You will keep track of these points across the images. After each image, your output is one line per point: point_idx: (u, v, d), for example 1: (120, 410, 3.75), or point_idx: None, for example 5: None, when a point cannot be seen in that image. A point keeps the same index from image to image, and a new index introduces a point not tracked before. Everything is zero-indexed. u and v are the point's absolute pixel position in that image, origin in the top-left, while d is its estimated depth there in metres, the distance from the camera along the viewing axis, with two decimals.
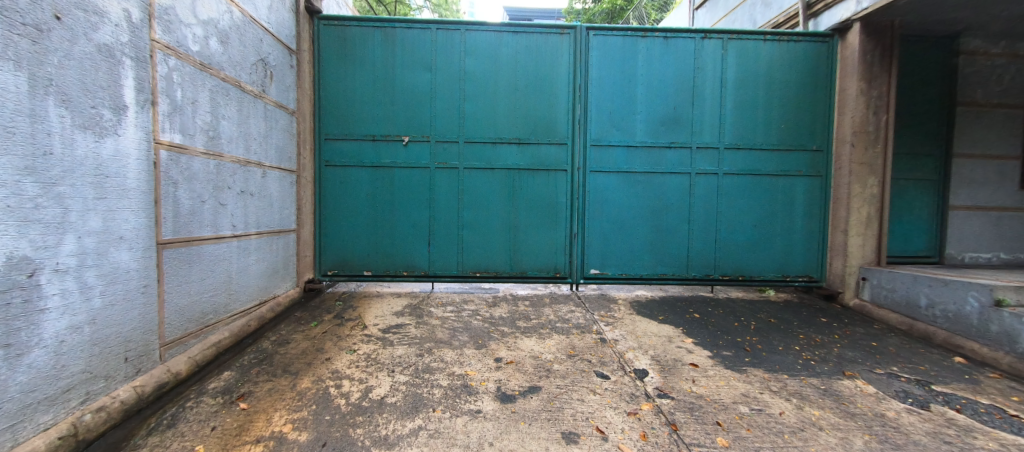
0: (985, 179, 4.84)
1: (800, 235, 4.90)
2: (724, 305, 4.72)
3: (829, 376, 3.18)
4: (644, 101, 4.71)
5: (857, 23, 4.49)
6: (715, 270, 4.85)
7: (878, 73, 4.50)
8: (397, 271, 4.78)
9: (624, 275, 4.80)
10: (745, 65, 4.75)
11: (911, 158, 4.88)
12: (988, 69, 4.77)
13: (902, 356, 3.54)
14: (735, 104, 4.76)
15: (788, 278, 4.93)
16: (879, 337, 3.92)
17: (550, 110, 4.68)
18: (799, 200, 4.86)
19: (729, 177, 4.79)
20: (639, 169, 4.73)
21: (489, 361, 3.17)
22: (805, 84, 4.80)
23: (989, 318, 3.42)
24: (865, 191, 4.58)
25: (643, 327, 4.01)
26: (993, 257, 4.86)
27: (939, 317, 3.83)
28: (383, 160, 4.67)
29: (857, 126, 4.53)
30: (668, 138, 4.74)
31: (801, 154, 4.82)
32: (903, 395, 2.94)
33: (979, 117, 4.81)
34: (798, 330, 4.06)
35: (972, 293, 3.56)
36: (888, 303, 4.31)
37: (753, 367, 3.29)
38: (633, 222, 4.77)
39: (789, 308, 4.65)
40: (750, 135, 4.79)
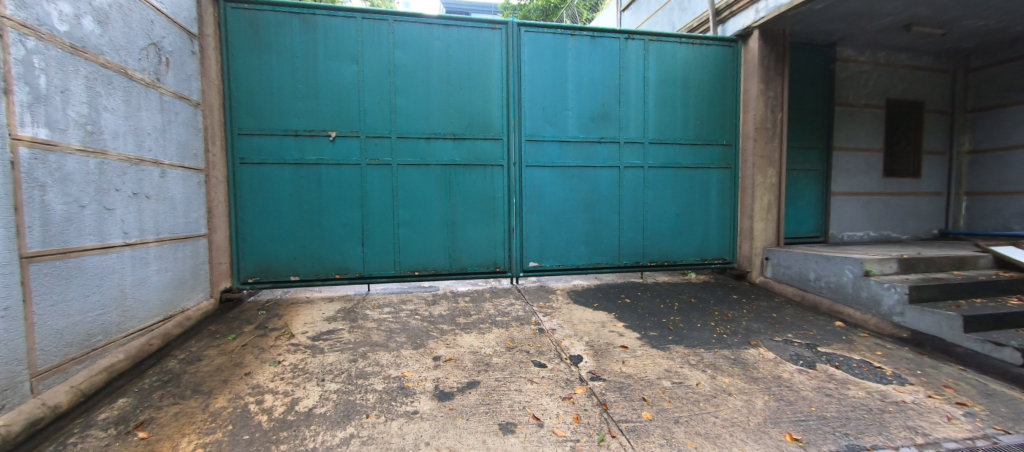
0: (857, 168, 5.69)
1: (715, 222, 5.38)
2: (651, 289, 5.08)
3: (738, 346, 3.56)
4: (575, 97, 4.88)
5: (756, 30, 5.03)
6: (644, 257, 5.19)
7: (773, 75, 5.09)
8: (328, 274, 4.53)
9: (561, 266, 4.97)
10: (664, 66, 5.10)
11: (803, 150, 5.56)
12: (857, 74, 5.59)
13: (796, 324, 4.06)
14: (657, 102, 5.11)
15: (706, 261, 5.40)
16: (778, 308, 4.47)
17: (484, 105, 4.67)
18: (713, 190, 5.34)
19: (654, 169, 5.14)
20: (573, 163, 4.91)
21: (427, 360, 3.13)
22: (716, 84, 5.26)
23: (860, 286, 4.07)
24: (765, 180, 5.16)
25: (579, 314, 4.19)
26: (865, 235, 5.74)
27: (823, 287, 4.46)
28: (307, 156, 4.37)
29: (758, 123, 5.08)
30: (598, 133, 4.96)
31: (714, 148, 5.30)
32: (796, 357, 3.37)
33: (852, 116, 5.64)
34: (714, 307, 4.49)
35: (847, 266, 4.19)
36: (785, 278, 4.93)
37: (675, 344, 3.59)
38: (568, 214, 4.94)
39: (706, 288, 5.12)
40: (670, 131, 5.16)
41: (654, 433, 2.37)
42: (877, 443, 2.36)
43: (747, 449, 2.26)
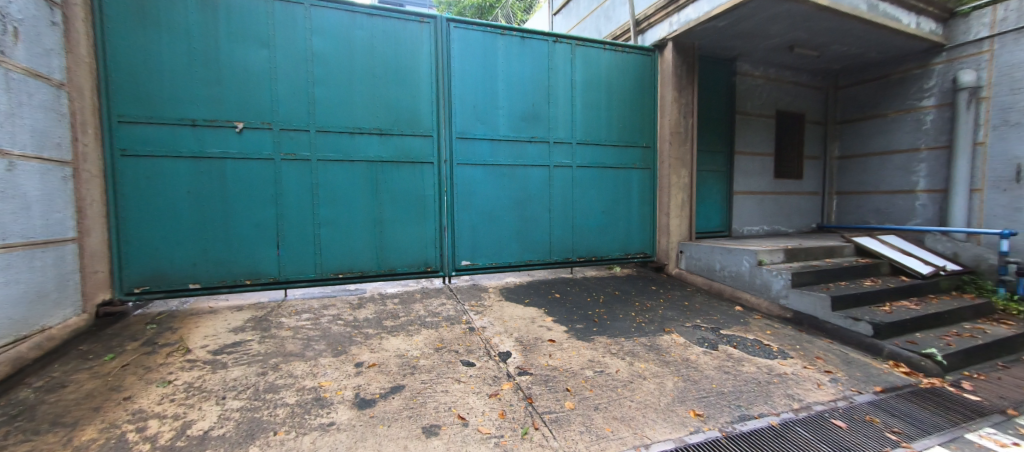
0: (753, 170, 6.46)
1: (637, 219, 5.76)
2: (580, 283, 5.31)
3: (654, 334, 3.85)
4: (505, 97, 4.92)
5: (669, 42, 5.48)
6: (573, 253, 5.40)
7: (685, 84, 5.58)
8: (236, 280, 4.10)
9: (494, 264, 5.00)
10: (590, 70, 5.34)
11: (711, 154, 6.17)
12: (753, 87, 6.34)
13: (703, 310, 4.50)
14: (583, 104, 5.33)
15: (629, 255, 5.76)
16: (689, 297, 4.92)
17: (412, 100, 4.52)
18: (635, 189, 5.70)
19: (581, 169, 5.37)
20: (504, 161, 4.95)
21: (349, 367, 2.96)
22: (636, 89, 5.62)
23: (755, 274, 4.61)
24: (679, 180, 5.65)
25: (510, 311, 4.25)
26: (760, 229, 6.53)
27: (726, 276, 4.99)
28: (209, 150, 3.91)
29: (672, 128, 5.55)
30: (528, 133, 5.05)
31: (635, 150, 5.67)
32: (702, 340, 3.73)
33: (749, 124, 6.38)
34: (634, 298, 4.82)
35: (745, 256, 4.73)
36: (696, 269, 5.43)
37: (599, 335, 3.78)
38: (500, 212, 4.97)
39: (629, 281, 5.48)
40: (596, 132, 5.43)
41: (575, 421, 2.47)
42: (763, 411, 2.70)
43: (657, 428, 2.45)
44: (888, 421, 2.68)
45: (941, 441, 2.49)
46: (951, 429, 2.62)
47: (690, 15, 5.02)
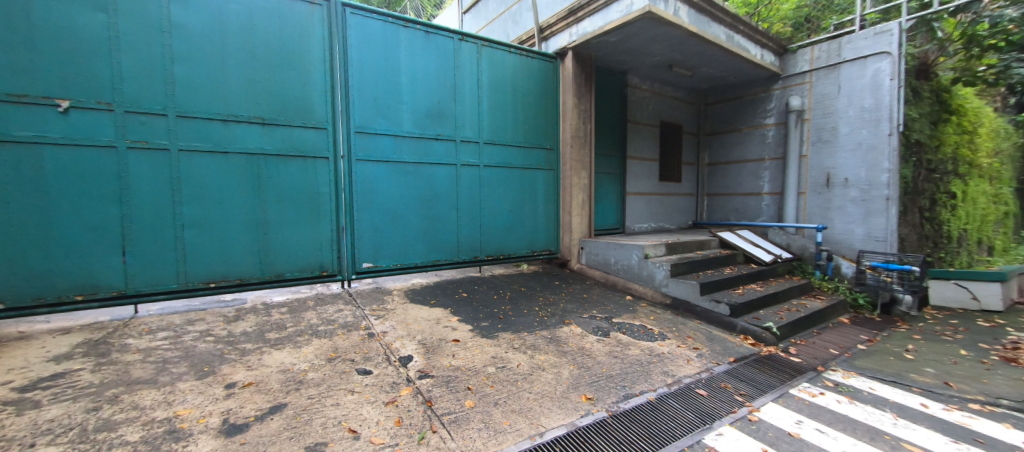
0: (642, 174, 7.23)
1: (542, 218, 6.02)
2: (487, 282, 5.40)
3: (555, 326, 4.07)
4: (409, 92, 4.75)
5: (569, 52, 5.84)
6: (481, 251, 5.44)
7: (584, 92, 6.00)
8: (61, 297, 3.26)
9: (398, 266, 4.79)
10: (496, 71, 5.42)
11: (607, 158, 6.74)
12: (641, 99, 7.09)
13: (599, 301, 4.91)
14: (490, 105, 5.40)
15: (535, 252, 5.99)
16: (587, 289, 5.33)
17: (302, 88, 4.09)
18: (540, 189, 5.95)
19: (488, 169, 5.44)
20: (408, 159, 4.77)
21: (217, 390, 2.58)
22: (540, 94, 5.86)
23: (643, 266, 5.14)
24: (579, 181, 6.07)
25: (414, 314, 4.14)
26: (648, 226, 7.33)
27: (619, 269, 5.49)
28: (13, 131, 3.03)
29: (573, 132, 5.93)
30: (434, 130, 4.95)
31: (539, 151, 5.91)
32: (596, 329, 4.05)
33: (638, 132, 7.13)
34: (538, 293, 5.05)
35: (634, 250, 5.25)
36: (594, 264, 5.88)
37: (503, 332, 3.86)
38: (404, 212, 4.79)
39: (534, 277, 5.72)
40: (502, 133, 5.54)
41: (475, 419, 2.47)
42: (643, 389, 3.03)
43: (552, 415, 2.58)
44: (737, 386, 3.21)
45: (773, 397, 3.06)
46: (779, 387, 3.23)
47: (587, 28, 5.40)
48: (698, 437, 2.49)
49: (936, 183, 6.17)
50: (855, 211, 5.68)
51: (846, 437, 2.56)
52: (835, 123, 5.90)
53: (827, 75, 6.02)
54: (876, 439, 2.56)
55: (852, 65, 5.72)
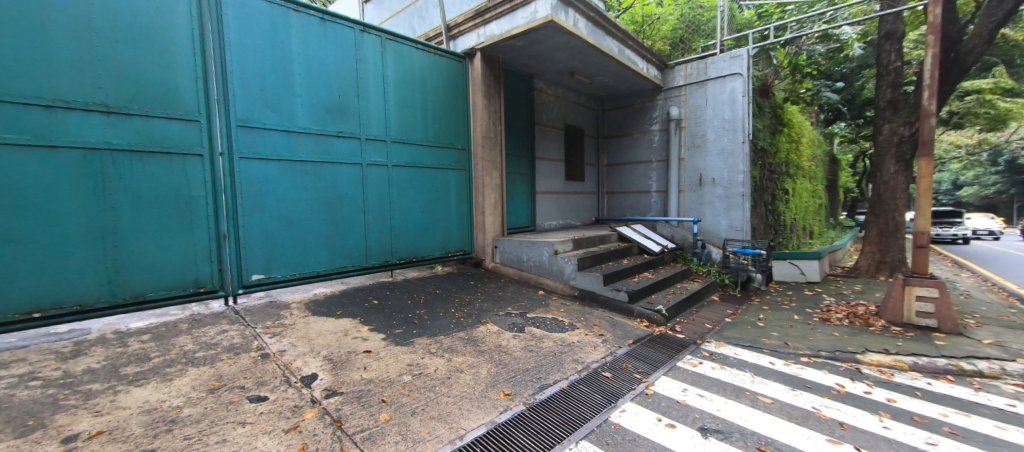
0: (550, 173, 7.63)
1: (455, 218, 5.98)
2: (400, 287, 5.18)
3: (471, 326, 4.09)
4: (304, 84, 4.31)
5: (477, 53, 5.87)
6: (392, 255, 5.20)
7: (493, 93, 6.09)
8: None
9: (296, 275, 4.32)
10: (402, 67, 5.20)
11: (517, 158, 6.95)
12: (547, 102, 7.47)
13: (513, 297, 5.07)
14: (396, 101, 5.17)
15: (449, 253, 5.93)
16: (502, 287, 5.46)
17: (163, 71, 3.42)
18: (452, 189, 5.90)
19: (397, 168, 5.21)
20: (304, 157, 4.33)
21: (48, 448, 2.03)
22: (449, 93, 5.80)
23: (553, 262, 5.43)
24: (491, 181, 6.15)
25: (317, 328, 3.79)
26: (557, 223, 7.77)
27: (532, 266, 5.72)
28: None
29: (483, 133, 5.99)
30: (334, 127, 4.57)
31: (450, 151, 5.86)
32: (512, 326, 4.18)
33: (545, 133, 7.50)
34: (454, 294, 5.01)
35: (545, 247, 5.52)
36: (508, 262, 6.03)
37: (418, 337, 3.75)
38: (302, 215, 4.34)
39: (449, 278, 5.66)
40: (411, 131, 5.35)
41: (391, 433, 2.36)
42: (557, 378, 3.21)
43: (471, 416, 2.59)
44: (635, 365, 3.59)
45: (664, 371, 3.50)
46: (669, 361, 3.71)
47: (494, 31, 5.50)
48: (606, 416, 2.74)
49: (775, 182, 7.65)
50: (720, 205, 6.76)
51: (720, 398, 3.05)
52: (705, 131, 6.93)
53: (698, 90, 7.03)
54: (740, 396, 3.10)
55: (715, 82, 6.78)
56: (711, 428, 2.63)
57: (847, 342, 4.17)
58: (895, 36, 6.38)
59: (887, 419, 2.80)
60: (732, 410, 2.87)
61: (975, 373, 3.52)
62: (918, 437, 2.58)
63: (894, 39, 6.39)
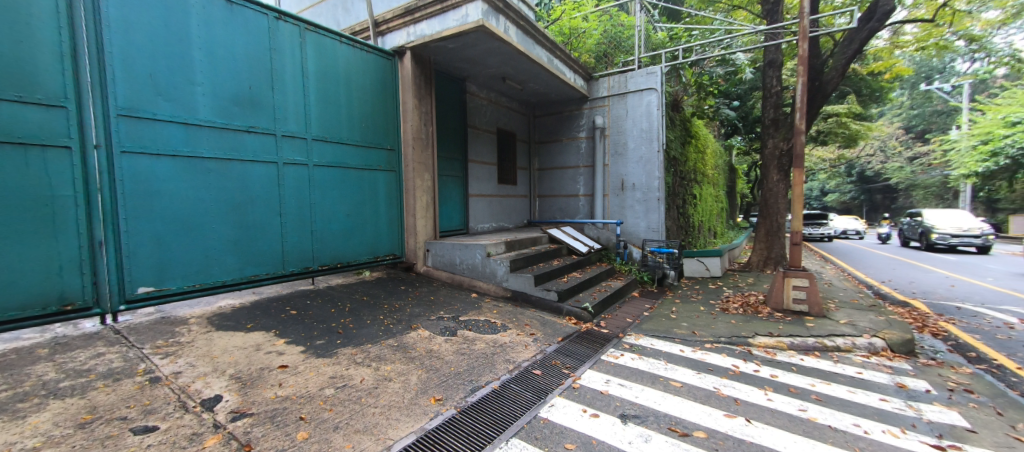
0: (483, 176, 7.68)
1: (384, 221, 5.74)
2: (322, 295, 4.84)
3: (401, 333, 3.96)
4: (205, 71, 3.84)
5: (407, 51, 5.73)
6: (313, 261, 4.83)
7: (424, 94, 5.98)
8: None
9: (196, 287, 3.82)
10: (323, 61, 4.89)
11: (449, 160, 6.88)
12: (479, 106, 7.51)
13: (446, 301, 5.02)
14: (318, 97, 4.84)
15: (378, 258, 5.67)
16: (435, 291, 5.37)
17: (14, 45, 2.79)
18: (381, 191, 5.66)
19: (318, 168, 4.87)
20: (206, 154, 3.85)
21: None
22: (376, 91, 5.57)
23: (486, 264, 5.48)
24: (422, 183, 6.03)
25: (222, 344, 3.40)
26: (490, 226, 7.83)
27: (465, 269, 5.71)
28: None
29: (414, 134, 5.85)
30: (244, 121, 4.14)
31: (379, 151, 5.63)
32: (444, 330, 4.13)
33: (478, 136, 7.53)
34: (383, 301, 4.81)
35: (477, 250, 5.54)
36: (440, 265, 5.96)
37: (342, 347, 3.54)
38: (203, 219, 3.85)
39: (378, 284, 5.42)
40: (334, 129, 5.04)
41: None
42: (488, 379, 3.25)
43: (400, 425, 2.51)
44: (564, 361, 3.76)
45: (589, 365, 3.71)
46: (594, 355, 3.94)
47: (425, 30, 5.41)
48: (535, 412, 2.84)
49: (685, 187, 8.51)
50: (639, 208, 7.35)
51: (638, 385, 3.32)
52: (625, 140, 7.49)
53: (619, 101, 7.59)
54: (656, 382, 3.40)
55: (634, 95, 7.38)
56: (630, 414, 2.85)
57: (742, 328, 4.78)
58: (776, 64, 7.47)
59: (771, 392, 3.27)
60: (648, 396, 3.13)
61: (835, 348, 4.27)
62: (793, 405, 3.05)
63: (775, 67, 7.48)
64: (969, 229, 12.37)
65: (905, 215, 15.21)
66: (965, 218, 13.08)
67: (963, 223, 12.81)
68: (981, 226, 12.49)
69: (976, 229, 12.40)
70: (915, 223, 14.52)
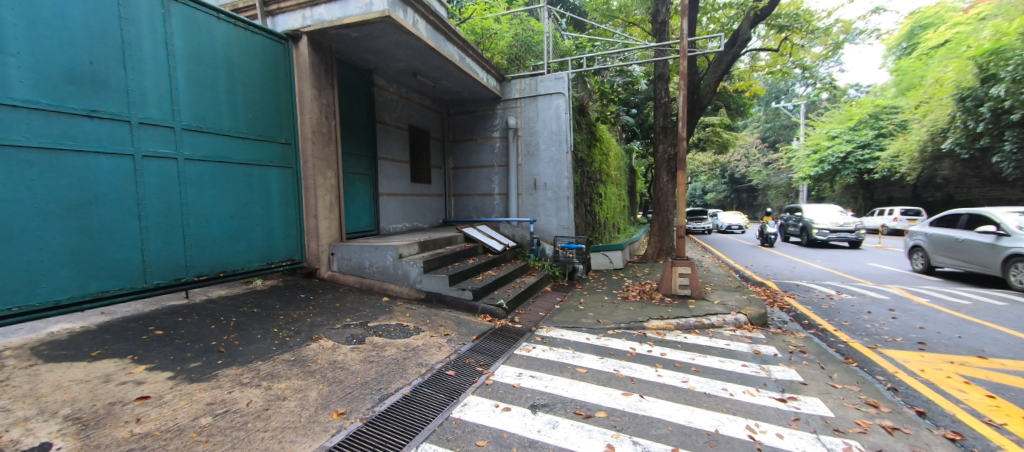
0: (394, 175, 7.37)
1: (279, 223, 5.17)
2: (199, 310, 4.17)
3: (298, 346, 3.61)
4: (23, 37, 3.00)
5: (303, 36, 5.23)
6: (187, 271, 4.16)
7: (324, 85, 5.53)
8: None
9: (15, 311, 2.99)
10: (194, 39, 4.21)
11: (356, 157, 6.45)
12: (388, 101, 7.18)
13: (354, 308, 4.71)
14: (188, 80, 4.16)
15: (272, 264, 5.09)
16: (341, 297, 5.00)
17: None
18: (273, 189, 5.09)
19: (191, 163, 4.19)
20: (26, 143, 3.02)
21: None
22: (266, 78, 4.99)
23: (398, 266, 5.29)
24: (325, 181, 5.56)
25: (53, 379, 2.74)
26: (404, 226, 7.55)
27: (375, 272, 5.43)
28: None
29: (314, 127, 5.37)
30: (85, 104, 3.35)
31: (271, 145, 5.06)
32: (350, 338, 3.88)
33: (388, 133, 7.19)
34: (277, 312, 4.33)
35: (389, 252, 5.31)
36: (347, 269, 5.58)
37: (225, 367, 3.12)
38: (25, 225, 3.03)
39: (272, 293, 4.87)
40: (211, 119, 4.39)
41: None
42: (398, 385, 3.13)
43: (296, 447, 2.28)
44: (478, 358, 3.79)
45: (502, 360, 3.79)
46: (507, 351, 4.04)
47: (323, 16, 5.01)
48: (447, 413, 2.80)
49: (591, 186, 9.17)
50: (551, 207, 7.72)
51: (547, 376, 3.48)
52: (536, 141, 7.81)
53: (530, 103, 7.88)
54: (564, 370, 3.61)
55: (544, 98, 7.73)
56: (539, 403, 2.98)
57: (639, 313, 5.32)
58: (664, 78, 8.40)
59: (660, 369, 3.69)
60: (557, 384, 3.31)
61: (710, 325, 4.98)
62: (677, 378, 3.48)
63: (663, 80, 8.41)
64: (844, 223, 13.54)
65: (783, 213, 17.69)
66: (833, 213, 14.73)
67: (836, 220, 14.26)
68: (855, 221, 13.75)
69: (850, 223, 13.68)
70: (796, 217, 16.00)
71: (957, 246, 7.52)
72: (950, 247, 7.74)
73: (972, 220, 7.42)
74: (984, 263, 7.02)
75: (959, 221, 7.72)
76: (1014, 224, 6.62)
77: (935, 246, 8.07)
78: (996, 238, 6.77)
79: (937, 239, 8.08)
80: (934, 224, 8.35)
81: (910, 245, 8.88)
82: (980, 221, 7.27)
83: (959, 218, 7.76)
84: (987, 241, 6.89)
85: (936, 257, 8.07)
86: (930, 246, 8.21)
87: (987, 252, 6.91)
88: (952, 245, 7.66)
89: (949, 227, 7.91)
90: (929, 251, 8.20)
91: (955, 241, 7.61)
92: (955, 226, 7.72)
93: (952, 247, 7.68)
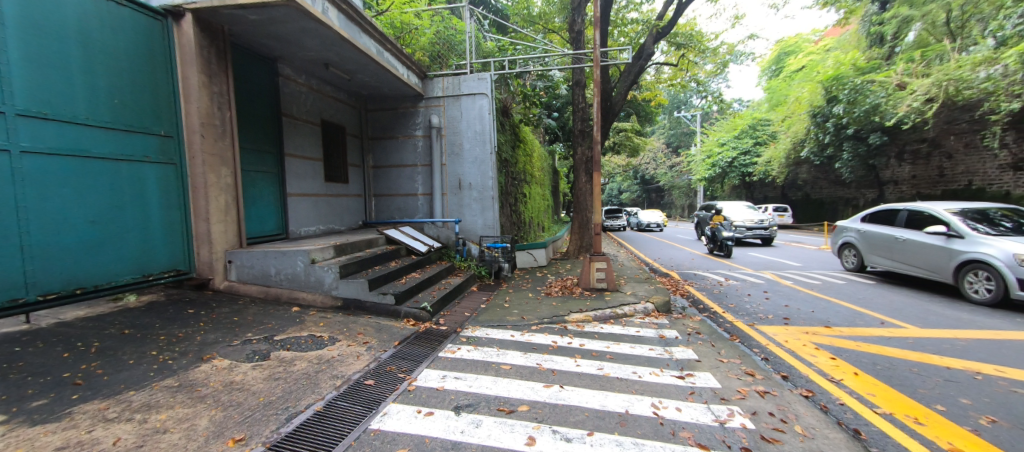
0: (306, 173, 6.78)
1: (157, 229, 4.45)
2: (46, 336, 3.42)
3: (185, 369, 3.15)
4: None
5: (188, 14, 4.55)
6: (26, 290, 3.37)
7: (216, 71, 4.89)
8: None
9: None
10: (32, 5, 3.44)
11: (257, 153, 5.80)
12: (296, 92, 6.57)
13: (256, 321, 4.25)
14: (24, 54, 3.38)
15: (149, 277, 4.37)
16: (241, 310, 4.47)
17: None
18: (150, 189, 4.37)
19: (31, 156, 3.39)
20: None
21: None
22: (137, 59, 4.27)
23: (310, 272, 4.89)
24: (219, 180, 4.91)
25: None
26: (317, 229, 6.99)
27: (283, 279, 4.97)
28: None
29: (204, 118, 4.71)
30: None
31: (146, 138, 4.34)
32: (251, 355, 3.49)
33: (297, 127, 6.60)
34: (157, 332, 3.73)
35: (299, 257, 4.89)
36: (248, 278, 5.02)
37: (83, 402, 2.60)
38: None
39: (151, 310, 4.18)
40: (60, 104, 3.62)
41: None
42: (309, 402, 2.89)
43: None
44: (399, 365, 3.65)
45: (426, 364, 3.72)
46: (431, 354, 3.97)
47: None
48: (365, 425, 2.66)
49: (516, 187, 9.37)
50: (476, 207, 7.75)
51: (471, 375, 3.49)
52: (461, 140, 7.77)
53: (454, 102, 7.81)
54: (488, 369, 3.65)
55: (467, 98, 7.72)
56: (463, 404, 2.97)
57: (561, 308, 5.59)
58: (580, 84, 8.89)
59: (579, 359, 3.92)
60: (480, 383, 3.34)
61: (623, 314, 5.41)
62: (593, 366, 3.73)
63: (580, 86, 8.91)
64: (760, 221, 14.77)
65: None
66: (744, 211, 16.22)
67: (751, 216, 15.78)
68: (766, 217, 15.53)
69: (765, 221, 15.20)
70: None
71: (898, 246, 6.93)
72: (890, 247, 7.15)
73: (913, 218, 6.84)
74: (930, 265, 6.38)
75: (898, 219, 7.15)
76: (965, 224, 5.95)
77: (870, 245, 7.60)
78: (946, 240, 6.07)
79: (876, 237, 7.52)
80: (866, 221, 7.89)
81: (840, 243, 8.48)
82: (923, 219, 6.67)
83: (897, 215, 7.22)
84: (937, 243, 6.18)
85: (871, 257, 7.62)
86: (864, 244, 7.76)
87: (934, 254, 6.26)
88: (892, 244, 7.08)
89: (888, 225, 7.30)
90: (864, 250, 7.75)
91: (894, 240, 7.02)
92: (896, 224, 7.10)
93: (892, 248, 7.08)
